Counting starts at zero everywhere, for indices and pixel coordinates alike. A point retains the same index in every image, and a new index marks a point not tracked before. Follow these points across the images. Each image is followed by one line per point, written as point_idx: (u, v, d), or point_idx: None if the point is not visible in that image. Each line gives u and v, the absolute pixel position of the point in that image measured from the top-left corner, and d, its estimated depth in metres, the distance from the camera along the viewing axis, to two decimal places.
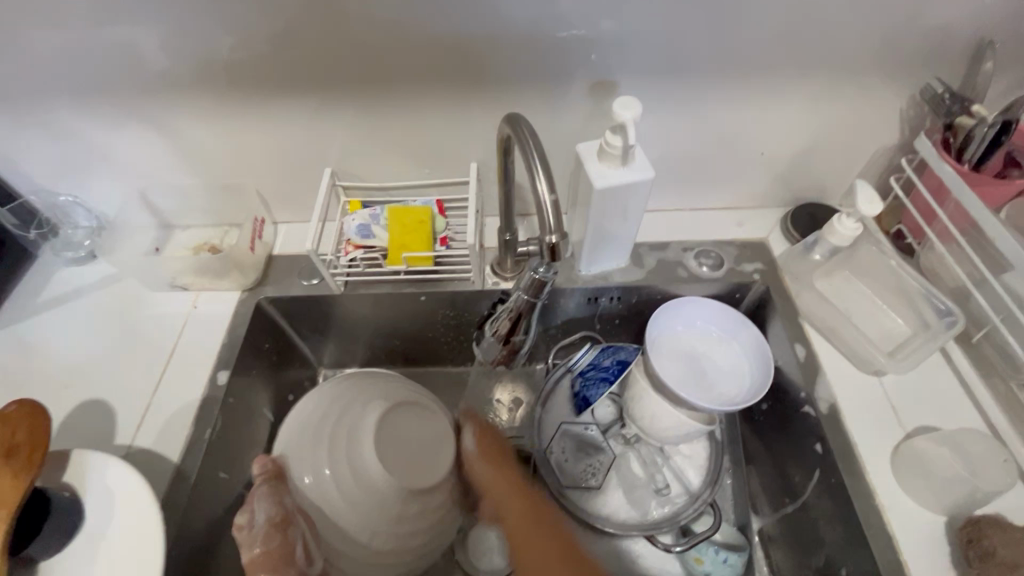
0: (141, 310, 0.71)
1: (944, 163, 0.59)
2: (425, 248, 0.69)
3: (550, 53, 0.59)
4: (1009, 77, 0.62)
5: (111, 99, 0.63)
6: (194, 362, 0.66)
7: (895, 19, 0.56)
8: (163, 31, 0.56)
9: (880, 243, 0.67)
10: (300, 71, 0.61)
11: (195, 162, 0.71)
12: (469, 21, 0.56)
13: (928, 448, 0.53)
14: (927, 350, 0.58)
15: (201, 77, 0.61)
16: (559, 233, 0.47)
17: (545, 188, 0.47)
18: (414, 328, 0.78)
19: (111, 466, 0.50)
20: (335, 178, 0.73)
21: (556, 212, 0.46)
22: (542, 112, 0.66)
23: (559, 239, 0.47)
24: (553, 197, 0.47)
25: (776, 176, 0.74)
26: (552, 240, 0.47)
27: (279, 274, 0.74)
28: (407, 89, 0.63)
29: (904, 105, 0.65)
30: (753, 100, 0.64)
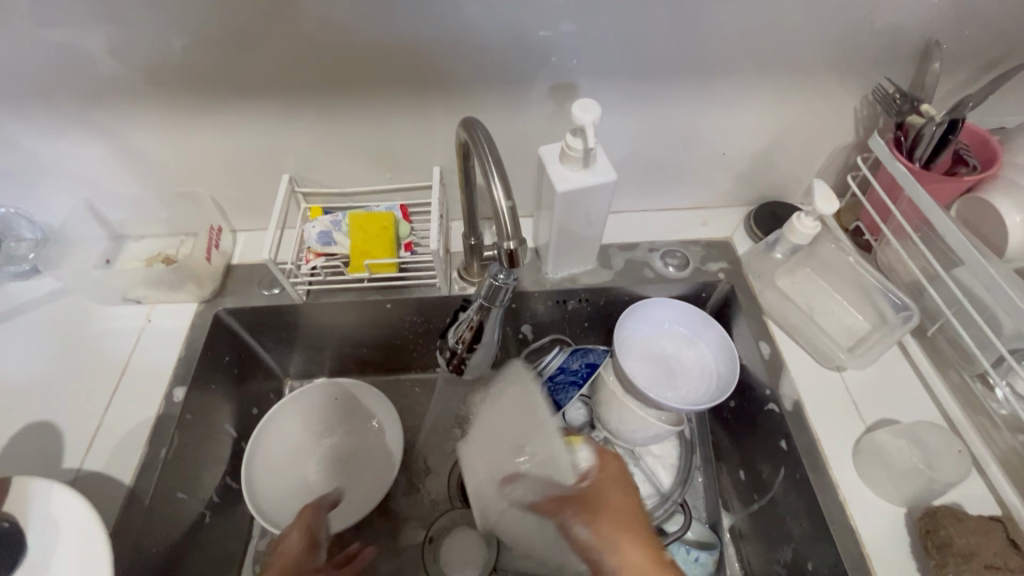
0: (91, 325, 0.68)
1: (897, 162, 0.60)
2: (389, 254, 0.67)
3: (511, 57, 0.59)
4: (956, 77, 0.63)
5: (50, 106, 0.60)
6: (148, 378, 0.63)
7: (850, 19, 0.57)
8: (97, 31, 0.53)
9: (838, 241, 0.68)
10: (253, 75, 0.59)
11: (144, 169, 0.68)
12: (426, 24, 0.55)
13: (887, 441, 0.54)
14: (883, 347, 0.60)
15: (144, 81, 0.58)
16: (517, 240, 0.46)
17: (501, 195, 0.46)
18: (382, 336, 0.76)
19: (56, 493, 0.48)
20: (293, 184, 0.71)
21: (513, 218, 0.46)
22: (504, 114, 0.65)
23: (517, 246, 0.46)
24: (509, 204, 0.46)
25: (739, 176, 0.75)
26: (511, 246, 0.46)
27: (238, 284, 0.72)
28: (365, 93, 0.62)
29: (858, 105, 0.66)
30: (714, 102, 0.65)
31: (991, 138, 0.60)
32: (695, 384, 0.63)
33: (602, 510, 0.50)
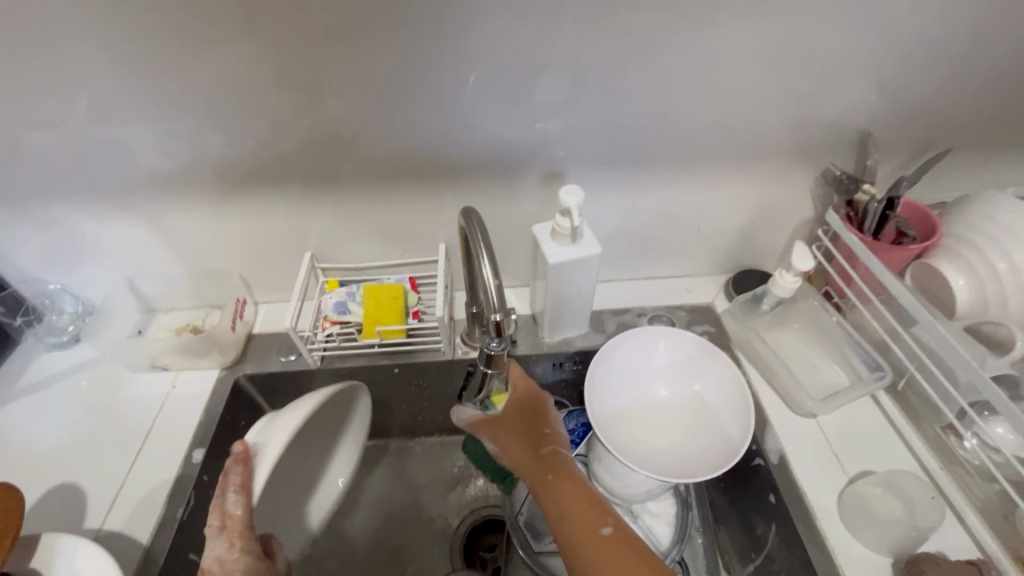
0: (119, 391, 0.73)
1: (849, 233, 0.67)
2: (398, 320, 0.73)
3: (507, 151, 0.69)
4: (895, 161, 0.73)
5: (109, 196, 0.69)
6: (170, 440, 0.68)
7: (792, 115, 0.67)
8: (160, 135, 0.63)
9: (810, 304, 0.74)
10: (287, 168, 0.68)
11: (181, 248, 0.76)
12: (437, 126, 0.65)
13: (868, 491, 0.59)
14: (855, 395, 0.64)
15: (192, 174, 0.68)
16: (501, 312, 0.54)
17: (489, 274, 0.55)
18: (390, 400, 0.81)
19: (80, 549, 0.51)
20: (314, 261, 0.79)
21: (499, 294, 0.54)
22: (503, 196, 0.74)
23: (501, 317, 0.54)
24: (496, 282, 0.55)
25: (716, 247, 0.83)
26: (497, 318, 0.54)
27: (258, 351, 0.77)
28: (381, 181, 0.71)
29: (812, 184, 0.75)
30: (686, 184, 0.74)
31: (931, 214, 0.66)
32: (696, 444, 0.67)
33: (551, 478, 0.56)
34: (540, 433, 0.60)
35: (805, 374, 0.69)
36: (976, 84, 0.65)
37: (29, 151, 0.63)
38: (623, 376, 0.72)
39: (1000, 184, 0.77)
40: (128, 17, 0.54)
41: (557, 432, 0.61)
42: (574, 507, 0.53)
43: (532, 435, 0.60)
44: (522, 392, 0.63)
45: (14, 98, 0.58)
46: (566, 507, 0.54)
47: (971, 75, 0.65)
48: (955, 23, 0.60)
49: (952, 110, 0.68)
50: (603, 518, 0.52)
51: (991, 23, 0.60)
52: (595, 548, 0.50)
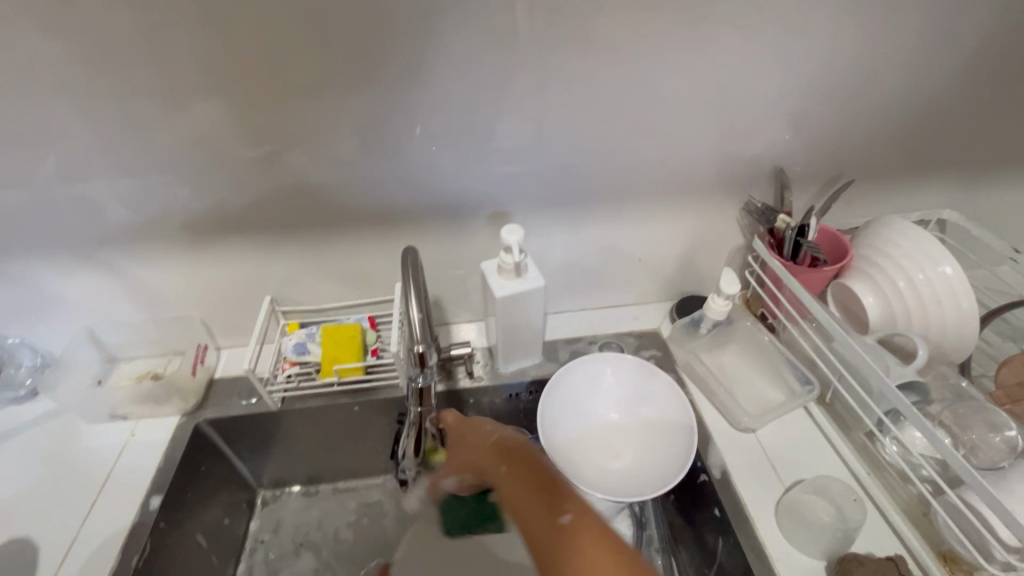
0: (76, 441, 0.73)
1: (772, 259, 0.74)
2: (356, 357, 0.75)
3: (455, 194, 0.74)
4: (810, 192, 0.80)
5: (71, 249, 0.72)
6: (127, 488, 0.68)
7: (711, 154, 0.74)
8: (121, 190, 0.67)
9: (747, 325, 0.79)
10: (246, 217, 0.72)
11: (142, 298, 0.78)
12: (387, 173, 0.70)
13: (802, 497, 0.62)
14: (785, 408, 0.69)
15: (153, 225, 0.71)
16: (425, 344, 0.56)
17: (416, 310, 0.56)
18: (354, 438, 0.82)
19: None
20: (275, 304, 0.82)
21: (424, 327, 0.56)
22: (453, 236, 0.78)
23: (426, 347, 0.56)
24: (421, 316, 0.56)
25: (659, 275, 0.88)
26: (421, 348, 0.56)
27: (219, 396, 0.79)
28: (337, 226, 0.75)
29: (738, 215, 0.82)
30: (623, 218, 0.80)
31: (842, 237, 0.73)
32: (644, 465, 0.70)
33: (508, 478, 0.56)
34: (485, 441, 0.62)
35: (743, 391, 0.74)
36: (869, 122, 0.73)
37: None
38: (577, 404, 0.75)
39: (905, 211, 0.85)
40: (91, 85, 0.58)
41: (500, 427, 0.63)
42: (534, 505, 0.51)
43: (496, 443, 0.60)
44: (481, 431, 0.63)
45: None
46: (526, 492, 0.53)
47: (862, 115, 0.73)
48: (842, 73, 0.68)
49: (852, 146, 0.76)
50: (548, 507, 0.50)
51: (872, 72, 0.69)
52: (552, 538, 0.47)
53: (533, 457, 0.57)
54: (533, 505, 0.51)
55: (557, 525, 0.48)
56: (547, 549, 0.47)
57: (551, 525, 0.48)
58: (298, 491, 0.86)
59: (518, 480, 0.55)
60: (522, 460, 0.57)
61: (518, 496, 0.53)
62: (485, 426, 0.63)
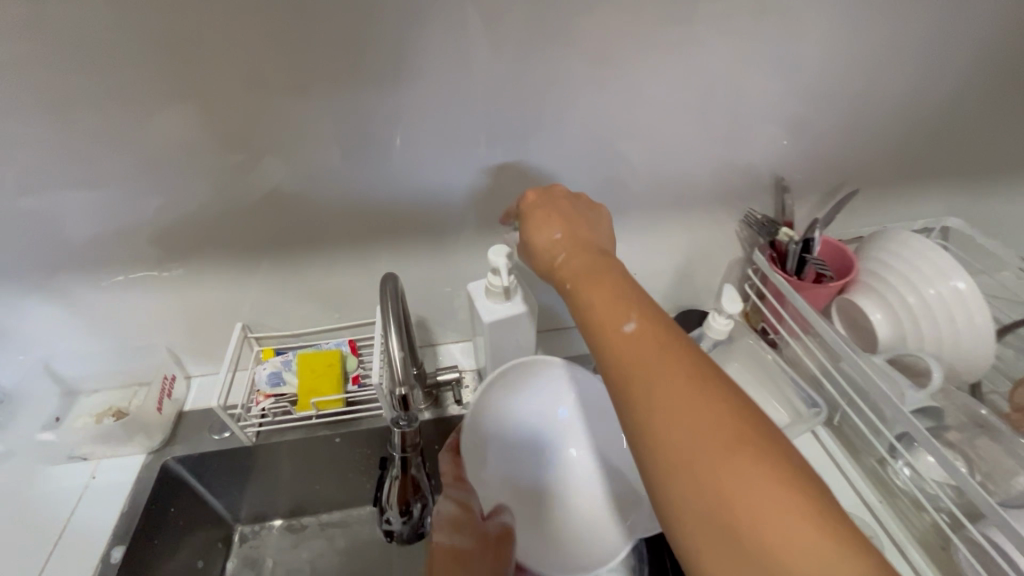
0: (32, 486, 0.68)
1: (774, 275, 0.70)
2: (334, 390, 0.71)
3: (439, 211, 0.69)
4: (810, 201, 0.77)
5: (21, 278, 0.66)
6: (87, 538, 0.63)
7: (709, 163, 0.70)
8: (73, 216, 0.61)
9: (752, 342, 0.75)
10: (214, 240, 0.67)
11: (103, 327, 0.73)
12: (365, 191, 0.66)
13: None
14: (792, 433, 0.66)
15: (111, 251, 0.66)
16: (407, 384, 0.50)
17: (396, 346, 0.50)
18: (337, 470, 0.78)
19: None
20: (247, 330, 0.76)
21: (405, 366, 0.50)
22: (437, 254, 0.74)
23: (408, 389, 0.50)
24: (402, 353, 0.50)
25: (654, 289, 0.84)
26: (404, 390, 0.50)
27: (189, 430, 0.73)
28: (312, 246, 0.70)
29: (737, 227, 0.78)
30: (617, 232, 0.76)
31: (846, 250, 0.70)
32: None
33: (567, 252, 0.53)
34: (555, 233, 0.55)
35: None
36: (871, 129, 0.70)
37: None
38: None
39: (907, 220, 0.82)
40: (31, 103, 0.53)
41: (588, 212, 0.58)
42: (603, 293, 0.47)
43: (569, 229, 0.55)
44: (555, 246, 0.55)
45: None
46: (585, 275, 0.50)
47: (865, 121, 0.69)
48: (844, 79, 0.65)
49: (854, 153, 0.73)
50: (639, 332, 0.42)
51: (874, 78, 0.65)
52: (613, 345, 0.43)
53: (608, 264, 0.51)
54: (604, 306, 0.46)
55: (608, 291, 0.47)
56: (626, 368, 0.41)
57: (605, 330, 0.44)
58: (280, 526, 0.81)
59: (584, 270, 0.50)
60: (593, 270, 0.50)
61: (578, 273, 0.50)
62: (551, 194, 0.59)
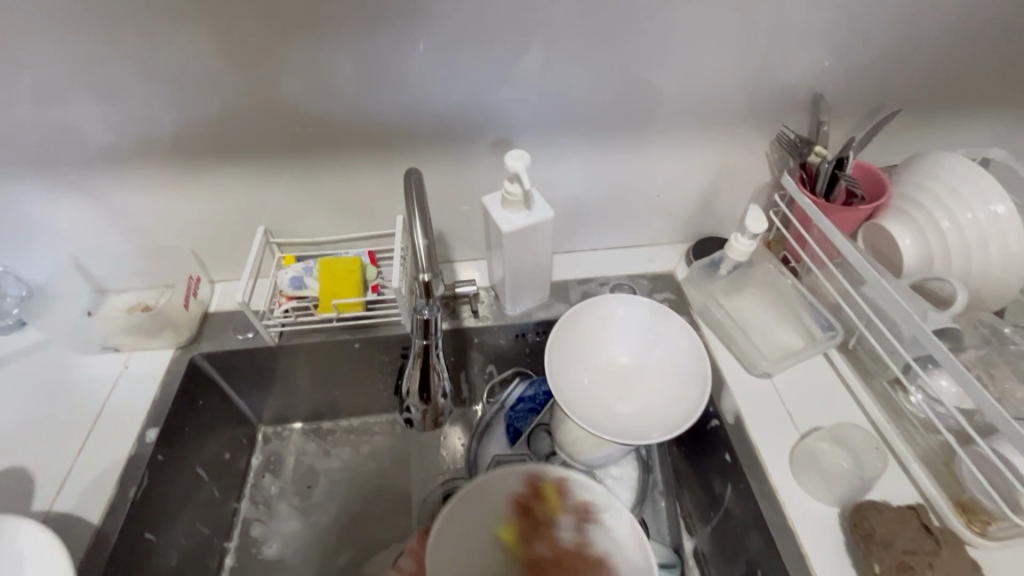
0: (68, 373, 0.71)
1: (804, 197, 0.68)
2: (356, 294, 0.71)
3: (461, 116, 0.67)
4: (847, 123, 0.73)
5: (43, 169, 0.66)
6: (122, 420, 0.66)
7: (745, 80, 0.67)
8: (90, 106, 0.60)
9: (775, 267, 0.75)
10: (231, 140, 0.66)
11: (127, 226, 0.73)
12: (386, 93, 0.63)
13: (818, 444, 0.60)
14: (806, 354, 0.66)
15: (129, 146, 0.65)
16: (431, 272, 0.50)
17: (420, 234, 0.49)
18: (354, 376, 0.80)
19: (25, 529, 0.50)
20: (268, 236, 0.77)
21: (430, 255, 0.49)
22: (456, 164, 0.72)
23: (432, 277, 0.50)
24: (428, 242, 0.49)
25: (676, 215, 0.83)
26: (426, 277, 0.50)
27: (214, 329, 0.76)
28: (331, 151, 0.69)
29: (768, 148, 0.75)
30: (643, 151, 0.74)
31: (879, 173, 0.68)
32: (656, 409, 0.68)
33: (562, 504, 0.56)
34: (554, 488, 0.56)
35: (762, 337, 0.70)
36: (923, 44, 0.66)
37: None
38: (584, 341, 0.72)
39: (946, 148, 0.78)
40: None
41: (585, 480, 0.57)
42: None
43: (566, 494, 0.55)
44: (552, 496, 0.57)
45: None
46: None
47: (917, 38, 0.65)
48: None
49: (898, 73, 0.68)
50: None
51: None
52: None
53: None
54: None
55: None
56: None
57: None
58: (300, 428, 0.85)
59: None
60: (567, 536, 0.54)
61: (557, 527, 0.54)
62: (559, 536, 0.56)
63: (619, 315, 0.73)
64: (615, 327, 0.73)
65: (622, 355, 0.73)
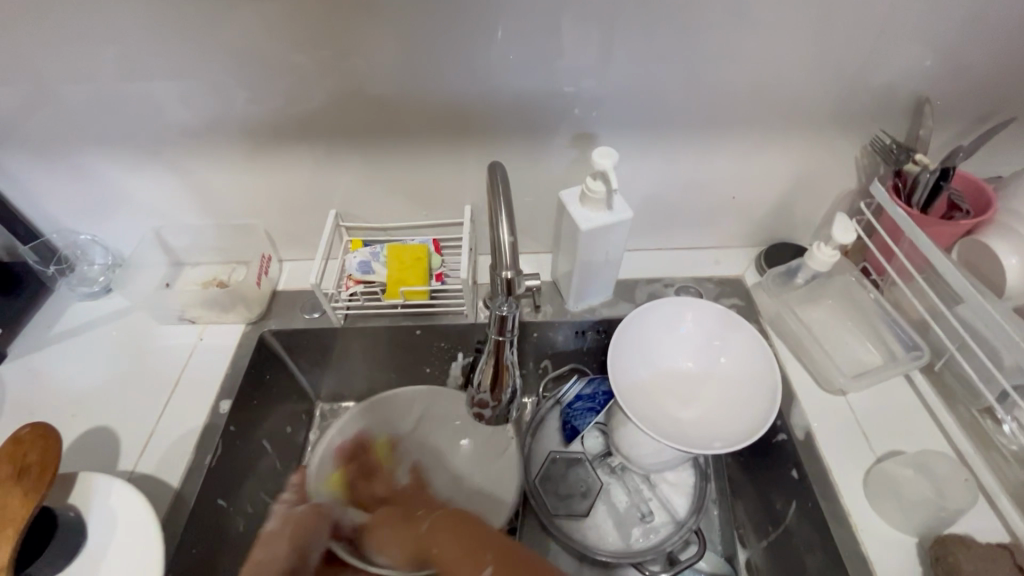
0: (149, 341, 0.74)
1: (896, 206, 0.65)
2: (422, 282, 0.72)
3: (537, 107, 0.66)
4: (950, 129, 0.68)
5: (132, 145, 0.68)
6: (198, 390, 0.69)
7: (843, 79, 0.63)
8: (181, 84, 0.62)
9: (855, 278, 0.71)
10: (310, 122, 0.67)
11: (206, 203, 0.76)
12: (465, 81, 0.63)
13: (896, 469, 0.56)
14: (887, 375, 0.62)
15: (212, 125, 0.66)
16: (514, 269, 0.49)
17: (505, 228, 0.49)
18: (413, 362, 0.81)
19: (117, 488, 0.53)
20: (339, 219, 0.78)
21: (514, 251, 0.49)
22: (528, 156, 0.71)
23: (514, 275, 0.49)
24: (512, 238, 0.49)
25: (750, 219, 0.79)
26: (509, 275, 0.49)
27: (282, 307, 0.78)
28: (406, 138, 0.69)
29: (858, 154, 0.71)
30: (722, 151, 0.71)
31: (986, 186, 0.64)
32: (720, 417, 0.66)
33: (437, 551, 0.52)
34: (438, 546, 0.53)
35: (839, 351, 0.67)
36: None
37: (57, 99, 0.62)
38: (646, 342, 0.71)
39: None
40: None
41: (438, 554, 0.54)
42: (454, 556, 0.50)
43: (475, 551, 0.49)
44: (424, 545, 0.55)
45: (38, 41, 0.57)
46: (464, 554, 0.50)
47: None
48: None
49: (1017, 76, 0.63)
50: (442, 524, 0.55)
51: None
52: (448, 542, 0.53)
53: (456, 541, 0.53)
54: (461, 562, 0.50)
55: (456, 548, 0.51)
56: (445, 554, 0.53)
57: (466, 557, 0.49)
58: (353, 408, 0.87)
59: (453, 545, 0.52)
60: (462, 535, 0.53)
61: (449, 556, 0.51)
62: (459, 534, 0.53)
63: (684, 328, 0.71)
64: (679, 335, 0.72)
65: (685, 361, 0.71)
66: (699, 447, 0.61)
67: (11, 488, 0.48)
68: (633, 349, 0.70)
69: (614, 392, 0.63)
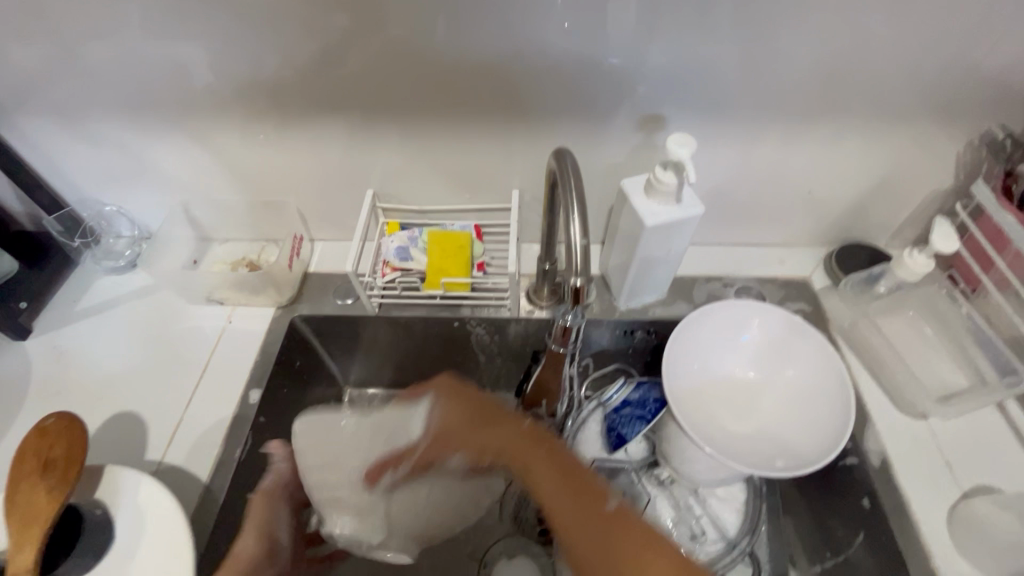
0: (176, 322, 0.71)
1: (1005, 212, 0.57)
2: (464, 273, 0.69)
3: (602, 85, 0.59)
4: None
5: (159, 113, 0.63)
6: (227, 377, 0.66)
7: (960, 64, 0.55)
8: (213, 49, 0.56)
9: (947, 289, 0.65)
10: (350, 94, 0.61)
11: (236, 177, 0.71)
12: (523, 53, 0.56)
13: (987, 510, 0.52)
14: (979, 401, 0.57)
15: (244, 94, 0.61)
16: (584, 277, 0.46)
17: (578, 230, 0.45)
18: (447, 354, 0.76)
19: (145, 486, 0.50)
20: (375, 200, 0.73)
21: (585, 256, 0.45)
22: (586, 141, 0.65)
23: (583, 283, 0.46)
24: (585, 241, 0.45)
25: (824, 216, 0.72)
26: (578, 283, 0.46)
27: (313, 292, 0.74)
28: (453, 116, 0.63)
29: (962, 149, 0.63)
30: (803, 140, 0.63)
31: None
32: (784, 434, 0.60)
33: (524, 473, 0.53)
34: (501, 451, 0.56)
35: (922, 371, 0.61)
36: None
37: (80, 62, 0.57)
38: (702, 348, 0.64)
39: None
40: None
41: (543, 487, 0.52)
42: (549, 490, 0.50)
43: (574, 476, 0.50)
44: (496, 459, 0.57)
45: None
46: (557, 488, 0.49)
47: None
48: None
49: None
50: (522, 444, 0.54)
51: None
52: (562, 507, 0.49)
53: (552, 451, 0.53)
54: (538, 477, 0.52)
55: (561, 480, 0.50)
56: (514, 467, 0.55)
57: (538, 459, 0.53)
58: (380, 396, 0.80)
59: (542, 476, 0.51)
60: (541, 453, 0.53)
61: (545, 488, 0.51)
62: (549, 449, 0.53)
63: (746, 336, 0.65)
64: (741, 341, 0.65)
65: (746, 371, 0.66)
66: (766, 468, 0.54)
67: (36, 483, 0.46)
68: (691, 350, 0.63)
69: (670, 402, 0.57)
